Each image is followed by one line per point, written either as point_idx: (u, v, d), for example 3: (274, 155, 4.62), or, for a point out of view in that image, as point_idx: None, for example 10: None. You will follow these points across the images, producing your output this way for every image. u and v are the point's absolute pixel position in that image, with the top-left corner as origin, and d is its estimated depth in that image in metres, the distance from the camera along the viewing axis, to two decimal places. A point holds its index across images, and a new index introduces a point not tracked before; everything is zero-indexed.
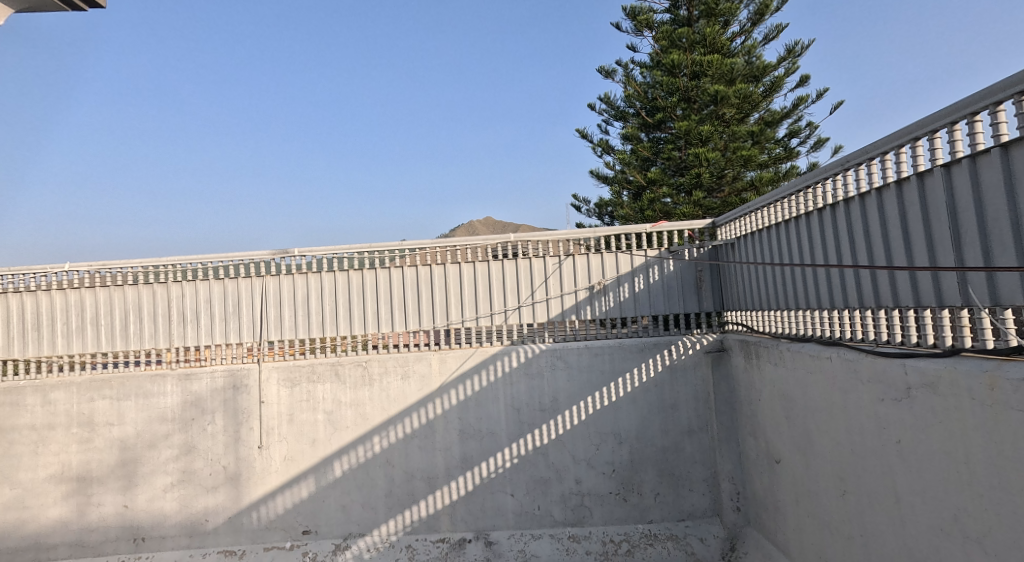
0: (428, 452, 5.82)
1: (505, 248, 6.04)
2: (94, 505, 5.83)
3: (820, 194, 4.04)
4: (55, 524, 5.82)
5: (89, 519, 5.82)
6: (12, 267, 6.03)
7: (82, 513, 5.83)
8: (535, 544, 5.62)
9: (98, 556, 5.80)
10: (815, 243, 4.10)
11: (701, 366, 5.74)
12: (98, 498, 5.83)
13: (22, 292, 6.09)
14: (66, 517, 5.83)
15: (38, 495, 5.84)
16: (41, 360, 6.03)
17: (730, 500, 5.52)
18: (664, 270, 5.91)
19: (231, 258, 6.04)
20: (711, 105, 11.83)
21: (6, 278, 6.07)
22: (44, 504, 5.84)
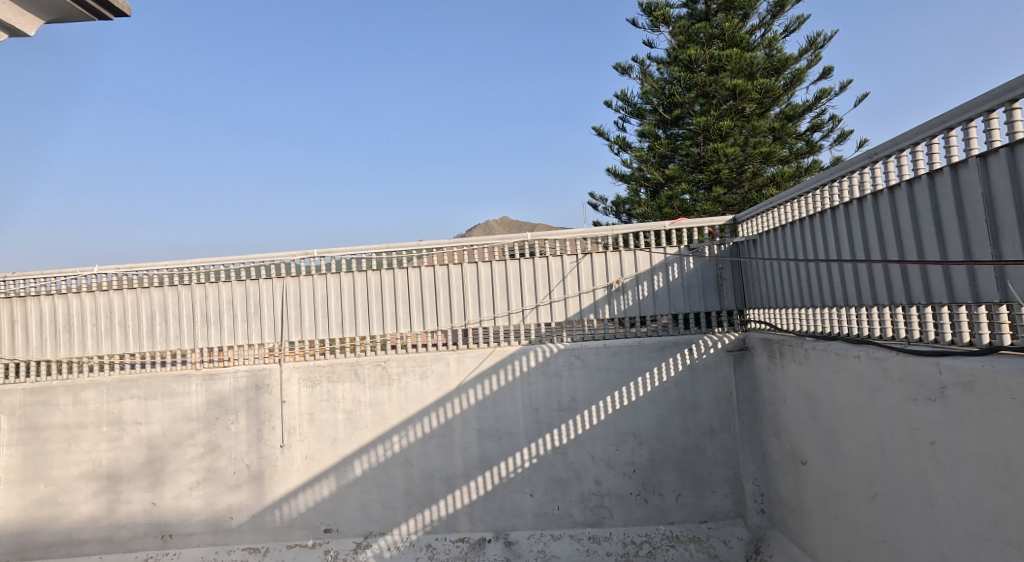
0: (447, 451, 5.82)
1: (522, 247, 6.01)
2: (123, 502, 5.92)
3: (846, 188, 3.95)
4: (86, 520, 5.93)
5: (118, 516, 5.91)
6: (44, 270, 6.16)
7: (111, 510, 5.92)
8: (555, 544, 5.59)
9: (126, 552, 5.89)
10: (841, 238, 4.01)
11: (723, 365, 5.66)
12: (126, 495, 5.92)
13: (53, 294, 6.22)
14: (96, 514, 5.92)
15: (70, 491, 5.95)
16: (72, 360, 6.14)
17: (753, 502, 5.43)
18: (683, 268, 5.84)
19: (253, 259, 6.09)
20: (729, 100, 11.64)
21: (38, 281, 6.20)
22: (75, 501, 5.94)
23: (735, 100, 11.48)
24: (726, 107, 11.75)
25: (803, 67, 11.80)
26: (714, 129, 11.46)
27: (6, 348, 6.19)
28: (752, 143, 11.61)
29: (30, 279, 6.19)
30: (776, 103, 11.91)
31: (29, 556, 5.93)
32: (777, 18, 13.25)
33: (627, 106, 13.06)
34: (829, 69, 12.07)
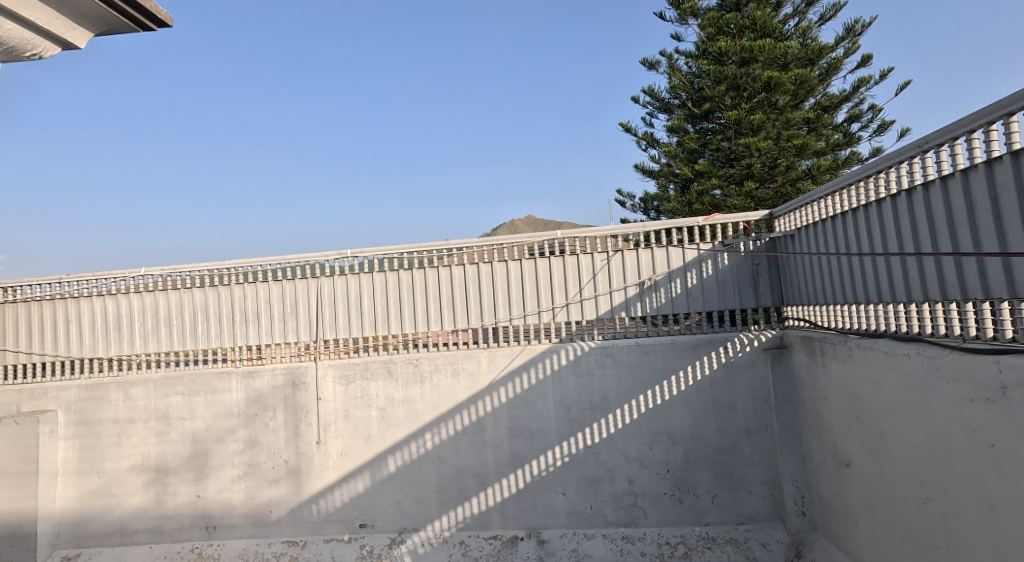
0: (478, 449, 5.82)
1: (552, 244, 5.96)
2: (170, 494, 6.08)
3: (893, 179, 3.81)
4: (136, 511, 6.11)
5: (166, 507, 6.08)
6: (96, 272, 6.39)
7: (160, 501, 6.10)
8: (588, 544, 5.55)
9: (173, 542, 6.06)
10: (886, 232, 3.88)
11: (759, 363, 5.53)
12: (174, 487, 6.08)
13: (103, 294, 6.43)
14: (145, 505, 6.11)
15: (121, 483, 6.15)
16: (121, 358, 6.35)
17: (794, 505, 5.29)
18: (718, 264, 5.71)
19: (289, 260, 6.18)
20: (762, 92, 11.39)
21: (90, 282, 6.42)
22: (126, 492, 6.13)
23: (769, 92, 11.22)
24: (758, 99, 11.48)
25: (841, 55, 11.45)
26: (746, 122, 11.21)
27: (60, 346, 6.44)
28: (786, 136, 11.32)
29: (82, 280, 6.42)
30: (811, 94, 11.59)
31: (84, 544, 6.15)
32: (812, 6, 12.90)
33: (656, 101, 12.89)
34: (868, 57, 11.69)
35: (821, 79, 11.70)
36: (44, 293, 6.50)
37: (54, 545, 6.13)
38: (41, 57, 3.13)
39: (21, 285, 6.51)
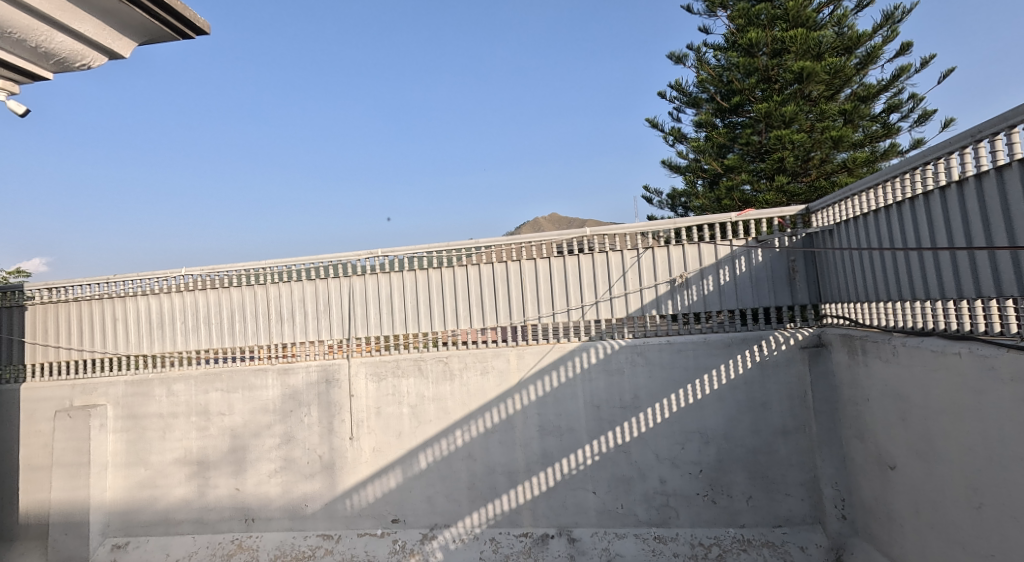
0: (508, 447, 5.82)
1: (581, 242, 5.93)
2: (211, 487, 6.23)
3: (942, 170, 3.66)
4: (179, 502, 6.28)
5: (207, 499, 6.23)
6: (140, 272, 6.58)
7: (201, 493, 6.25)
8: (619, 543, 5.50)
9: (215, 533, 6.20)
10: (934, 226, 3.73)
11: (796, 362, 5.39)
12: (214, 480, 6.23)
13: (147, 293, 6.62)
14: (188, 497, 6.27)
15: (166, 475, 6.32)
16: (163, 355, 6.53)
17: (834, 509, 5.15)
18: (751, 261, 5.59)
19: (321, 259, 6.29)
20: (794, 84, 11.13)
21: (134, 282, 6.62)
22: (170, 484, 6.31)
23: (801, 83, 10.94)
24: (790, 90, 11.22)
25: (879, 43, 11.10)
26: (777, 115, 10.80)
27: (108, 343, 6.65)
28: (821, 128, 11.03)
29: (127, 280, 6.63)
30: (847, 84, 11.28)
31: (132, 533, 6.33)
32: None
33: (684, 95, 12.69)
34: (908, 45, 11.31)
35: (858, 68, 11.37)
36: (91, 293, 6.73)
37: (104, 533, 6.34)
38: (89, 67, 3.78)
39: (71, 284, 6.74)
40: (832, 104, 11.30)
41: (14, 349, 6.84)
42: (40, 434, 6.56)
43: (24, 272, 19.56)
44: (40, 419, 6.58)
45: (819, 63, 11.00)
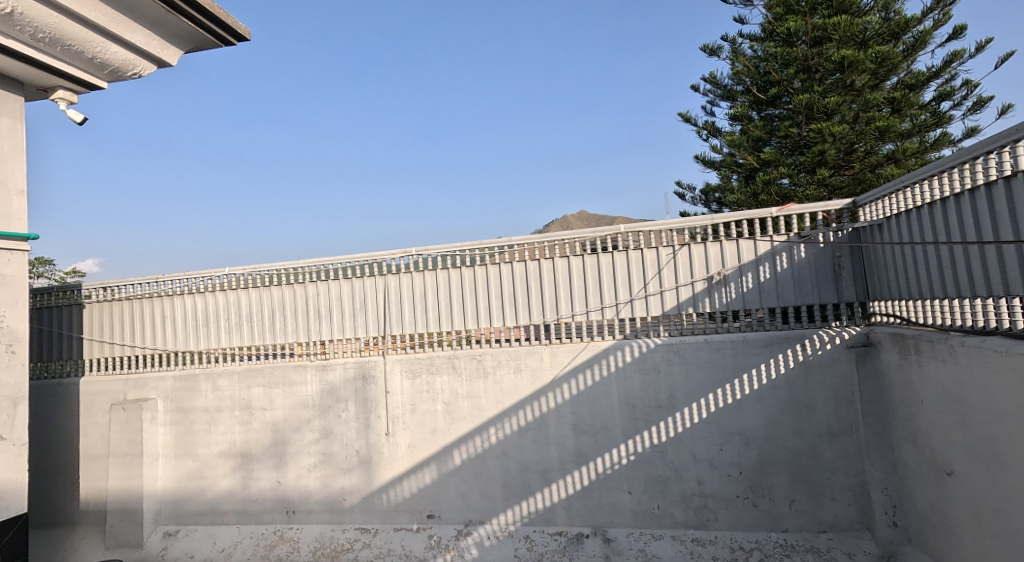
0: (542, 445, 5.80)
1: (614, 239, 5.84)
2: (254, 479, 6.37)
3: (1008, 160, 3.46)
4: (225, 493, 6.44)
5: (251, 491, 6.37)
6: (186, 271, 6.78)
7: (245, 485, 6.39)
8: (656, 545, 5.42)
9: (258, 524, 6.34)
10: (997, 220, 3.55)
11: (842, 362, 5.21)
12: (257, 473, 6.37)
13: (193, 292, 6.81)
14: (233, 489, 6.42)
15: (212, 467, 6.49)
16: (208, 351, 6.71)
17: (884, 515, 4.96)
18: (793, 257, 5.42)
19: (357, 258, 6.37)
20: (835, 73, 10.83)
21: (180, 281, 6.82)
22: (216, 476, 6.47)
23: (843, 73, 10.61)
24: (831, 80, 10.87)
25: (929, 28, 10.67)
26: (818, 107, 10.50)
27: (157, 340, 6.87)
28: (865, 118, 10.71)
29: (174, 279, 6.83)
30: (893, 72, 10.87)
31: (182, 522, 6.52)
32: None
33: (719, 88, 12.42)
34: (961, 28, 10.85)
35: (905, 55, 10.95)
36: (140, 292, 6.96)
37: (156, 521, 6.54)
38: None
39: (122, 284, 6.99)
40: (877, 93, 10.87)
41: (72, 344, 7.13)
42: (96, 426, 6.81)
43: (78, 272, 20.27)
44: (97, 412, 6.83)
45: (863, 51, 10.63)
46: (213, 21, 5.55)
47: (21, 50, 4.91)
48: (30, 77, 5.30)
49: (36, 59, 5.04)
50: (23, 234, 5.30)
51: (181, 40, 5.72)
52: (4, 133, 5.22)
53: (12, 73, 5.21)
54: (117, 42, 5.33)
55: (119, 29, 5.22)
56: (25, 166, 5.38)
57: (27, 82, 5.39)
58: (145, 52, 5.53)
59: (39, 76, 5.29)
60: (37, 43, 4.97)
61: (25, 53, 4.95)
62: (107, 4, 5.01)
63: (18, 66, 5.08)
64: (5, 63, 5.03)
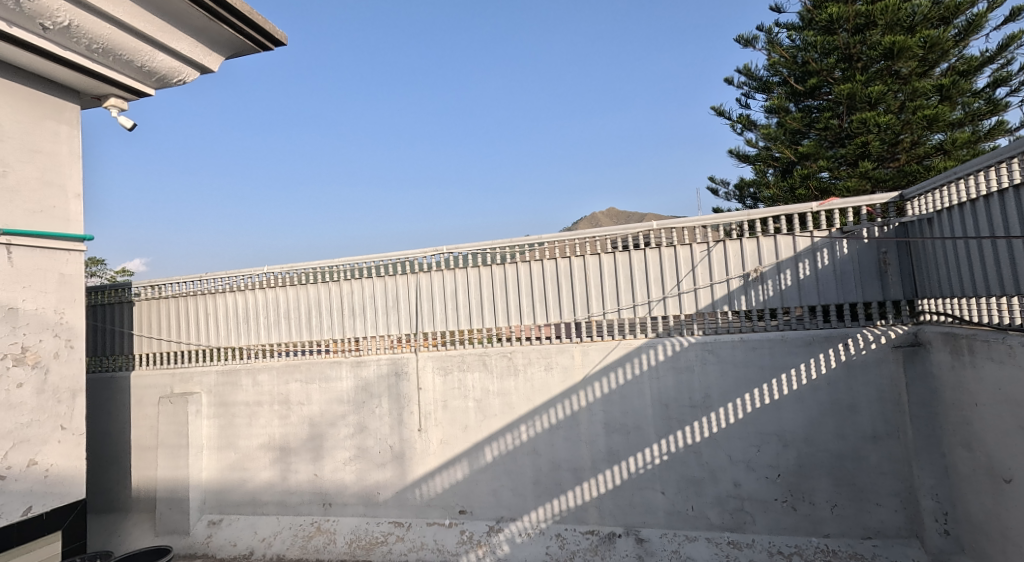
0: (573, 443, 5.75)
1: (647, 236, 5.74)
2: (293, 472, 6.48)
3: None
4: (266, 484, 6.56)
5: (290, 483, 6.48)
6: (227, 270, 6.93)
7: (284, 477, 6.51)
8: (690, 546, 5.33)
9: (296, 515, 6.44)
10: None
11: (887, 362, 5.03)
12: (295, 465, 6.47)
13: (233, 290, 6.96)
14: (272, 480, 6.54)
15: (253, 459, 6.62)
16: (247, 347, 6.84)
17: (934, 523, 4.77)
18: (835, 253, 5.24)
19: (390, 257, 6.41)
20: (881, 60, 10.45)
21: (221, 279, 6.98)
22: (257, 467, 6.60)
23: (891, 60, 10.21)
24: (876, 69, 10.54)
25: (983, 10, 10.21)
26: (862, 96, 10.17)
27: (199, 337, 7.05)
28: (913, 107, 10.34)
29: (215, 278, 6.99)
30: (944, 58, 10.47)
31: (225, 511, 6.66)
32: None
33: (755, 80, 12.14)
34: (1018, 10, 10.37)
35: (958, 39, 10.51)
36: (184, 290, 7.14)
37: (201, 510, 6.70)
38: None
39: (168, 282, 7.19)
40: (927, 81, 10.54)
41: (124, 340, 7.37)
42: (146, 417, 7.01)
43: (125, 271, 21.24)
44: (146, 404, 7.04)
45: (911, 37, 10.20)
46: (253, 28, 5.72)
47: (76, 61, 5.07)
48: (84, 86, 5.48)
49: (90, 68, 5.20)
50: (79, 234, 5.49)
51: (222, 47, 5.87)
52: (60, 139, 5.42)
53: (68, 83, 5.39)
54: (164, 50, 5.49)
55: (165, 38, 5.37)
56: (80, 170, 5.57)
57: (82, 91, 5.58)
58: (188, 59, 5.68)
59: (92, 85, 5.46)
60: (91, 54, 5.13)
61: (81, 63, 5.10)
62: (153, 13, 5.17)
63: (73, 75, 5.25)
64: (61, 73, 5.20)
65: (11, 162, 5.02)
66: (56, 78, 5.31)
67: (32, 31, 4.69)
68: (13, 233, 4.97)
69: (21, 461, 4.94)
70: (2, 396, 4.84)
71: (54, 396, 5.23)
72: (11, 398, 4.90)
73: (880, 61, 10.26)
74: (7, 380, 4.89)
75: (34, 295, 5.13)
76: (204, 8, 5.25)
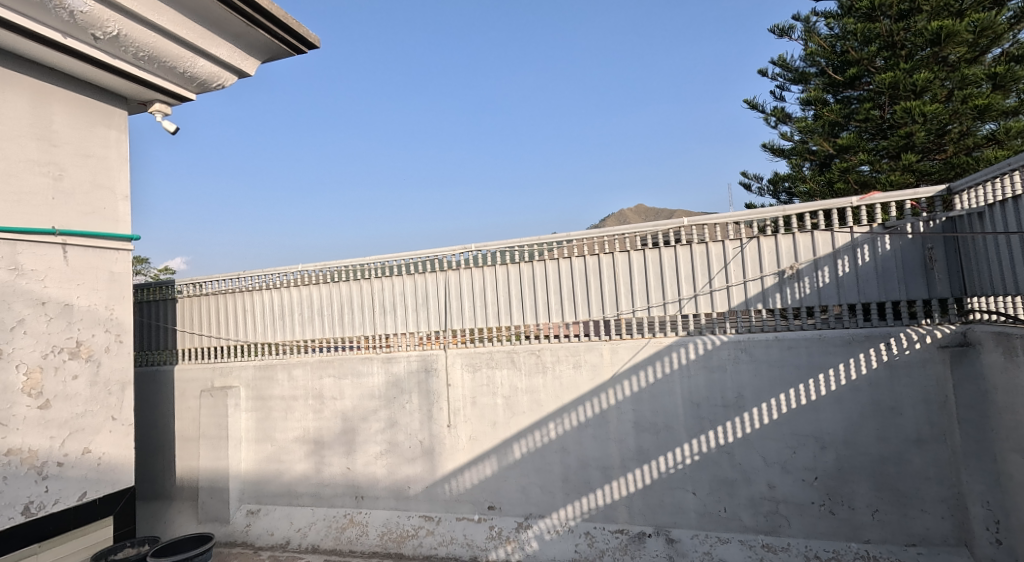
0: (602, 442, 5.69)
1: (678, 233, 5.65)
2: (326, 464, 6.56)
3: None
4: (301, 477, 6.65)
5: (324, 476, 6.56)
6: (263, 268, 7.05)
7: (318, 469, 6.59)
8: (722, 548, 5.24)
9: (330, 507, 6.52)
10: None
11: (933, 363, 4.84)
12: (329, 458, 6.55)
13: (269, 287, 7.08)
14: (307, 473, 6.63)
15: (288, 452, 6.72)
16: (281, 343, 6.96)
17: (985, 531, 4.57)
18: (877, 249, 5.07)
19: (420, 254, 6.43)
20: (927, 47, 10.12)
21: (258, 277, 7.10)
22: (292, 460, 6.70)
23: (938, 46, 9.85)
24: (922, 56, 10.20)
25: None
26: (906, 84, 9.85)
27: (236, 333, 7.19)
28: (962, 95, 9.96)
29: (252, 275, 7.12)
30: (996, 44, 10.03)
31: (263, 501, 6.78)
32: None
33: (790, 72, 11.85)
34: None
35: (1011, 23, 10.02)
36: (222, 288, 7.30)
37: (240, 500, 6.84)
38: None
39: (208, 280, 7.35)
40: (977, 67, 10.09)
41: (167, 336, 7.58)
42: (189, 410, 7.19)
43: (167, 270, 22.02)
44: (189, 397, 7.22)
45: (961, 21, 9.80)
46: (286, 31, 5.80)
47: (126, 69, 5.21)
48: (131, 93, 5.63)
49: (138, 76, 5.34)
50: (127, 234, 5.64)
51: (258, 51, 5.97)
52: (111, 143, 5.57)
53: (117, 90, 5.54)
54: (204, 56, 5.61)
55: (206, 44, 5.50)
56: (129, 173, 5.73)
57: (129, 97, 5.73)
58: (227, 64, 5.81)
59: (138, 91, 5.60)
60: (137, 62, 5.27)
61: (129, 71, 5.24)
62: (196, 21, 5.30)
63: (123, 83, 5.40)
64: (110, 81, 5.35)
65: (66, 166, 5.18)
66: (106, 86, 5.46)
67: (85, 41, 4.85)
68: (68, 233, 5.14)
69: (75, 450, 5.11)
70: (58, 388, 5.01)
71: (106, 388, 5.39)
72: (67, 389, 5.08)
73: (926, 47, 9.93)
74: (63, 372, 5.06)
75: (87, 292, 5.29)
76: (242, 15, 5.38)
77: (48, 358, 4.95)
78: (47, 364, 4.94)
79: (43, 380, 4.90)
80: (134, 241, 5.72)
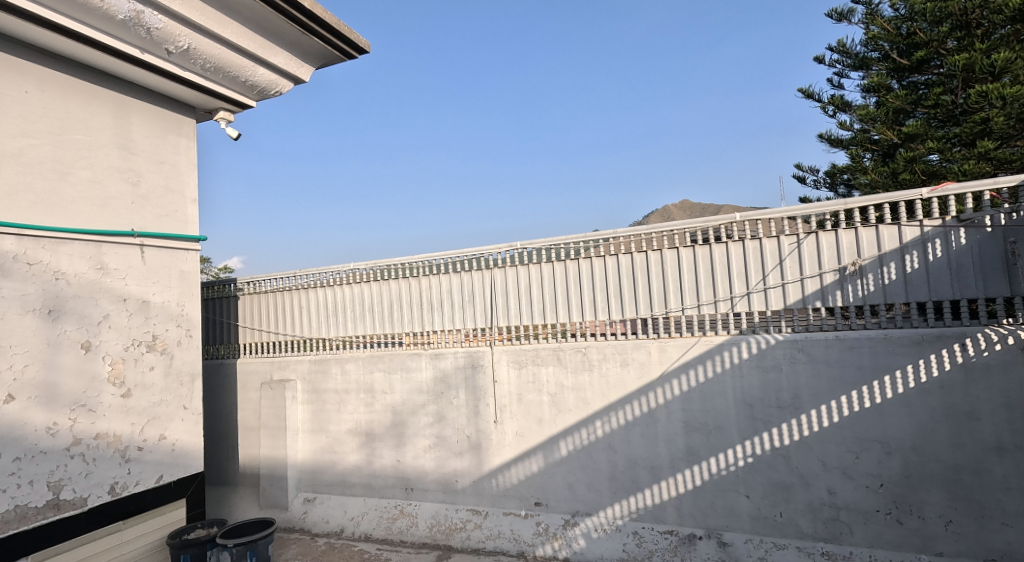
0: (650, 440, 5.57)
1: (729, 228, 5.47)
2: (378, 456, 6.66)
3: None
4: (354, 468, 6.77)
5: (375, 467, 6.66)
6: (318, 267, 7.21)
7: (370, 461, 6.70)
8: (778, 554, 5.05)
9: (381, 498, 6.61)
10: None
11: (1015, 366, 4.52)
12: (380, 451, 6.65)
13: (322, 285, 7.24)
14: (360, 464, 6.74)
15: (342, 443, 6.86)
16: (333, 340, 7.11)
17: None
18: (951, 244, 4.77)
19: (466, 252, 6.43)
20: (1006, 25, 9.51)
21: (313, 275, 7.28)
22: (346, 451, 6.82)
23: (1019, 23, 9.21)
24: (1001, 34, 9.60)
25: None
26: (982, 65, 9.27)
27: (291, 329, 7.39)
28: None
29: (307, 274, 7.30)
30: None
31: (318, 490, 6.93)
32: None
33: (849, 58, 11.32)
34: None
35: None
36: (278, 286, 7.52)
37: (298, 488, 7.02)
38: None
39: (265, 277, 7.56)
40: None
41: (229, 331, 7.88)
42: (249, 401, 7.43)
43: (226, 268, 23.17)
44: (250, 389, 7.45)
45: None
46: (338, 38, 5.91)
47: (195, 80, 5.40)
48: (197, 102, 5.82)
49: (206, 86, 5.52)
50: (195, 235, 5.85)
51: (312, 57, 6.10)
52: (181, 150, 5.79)
53: (185, 100, 5.74)
54: (263, 65, 5.76)
55: (265, 54, 5.65)
56: (196, 176, 5.93)
57: (196, 106, 5.93)
58: (284, 72, 5.95)
59: (204, 101, 5.79)
60: (205, 73, 5.44)
61: (198, 83, 5.43)
62: (256, 31, 5.47)
63: (191, 93, 5.59)
64: (179, 92, 5.56)
65: (143, 172, 5.41)
66: (175, 96, 5.67)
67: (159, 56, 5.06)
68: (145, 234, 5.36)
69: (153, 436, 5.34)
70: (137, 378, 5.24)
71: (178, 378, 5.59)
72: (145, 379, 5.30)
73: (1007, 24, 9.34)
74: (142, 363, 5.29)
75: (161, 289, 5.51)
76: (299, 25, 5.51)
77: (129, 350, 5.19)
78: (128, 356, 5.18)
79: (125, 370, 5.15)
80: (200, 241, 5.92)
